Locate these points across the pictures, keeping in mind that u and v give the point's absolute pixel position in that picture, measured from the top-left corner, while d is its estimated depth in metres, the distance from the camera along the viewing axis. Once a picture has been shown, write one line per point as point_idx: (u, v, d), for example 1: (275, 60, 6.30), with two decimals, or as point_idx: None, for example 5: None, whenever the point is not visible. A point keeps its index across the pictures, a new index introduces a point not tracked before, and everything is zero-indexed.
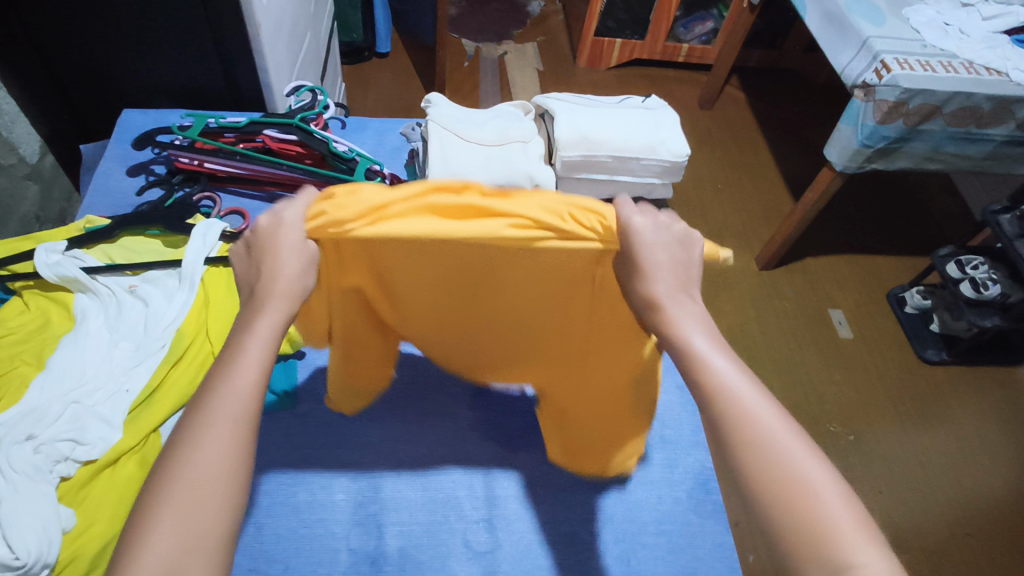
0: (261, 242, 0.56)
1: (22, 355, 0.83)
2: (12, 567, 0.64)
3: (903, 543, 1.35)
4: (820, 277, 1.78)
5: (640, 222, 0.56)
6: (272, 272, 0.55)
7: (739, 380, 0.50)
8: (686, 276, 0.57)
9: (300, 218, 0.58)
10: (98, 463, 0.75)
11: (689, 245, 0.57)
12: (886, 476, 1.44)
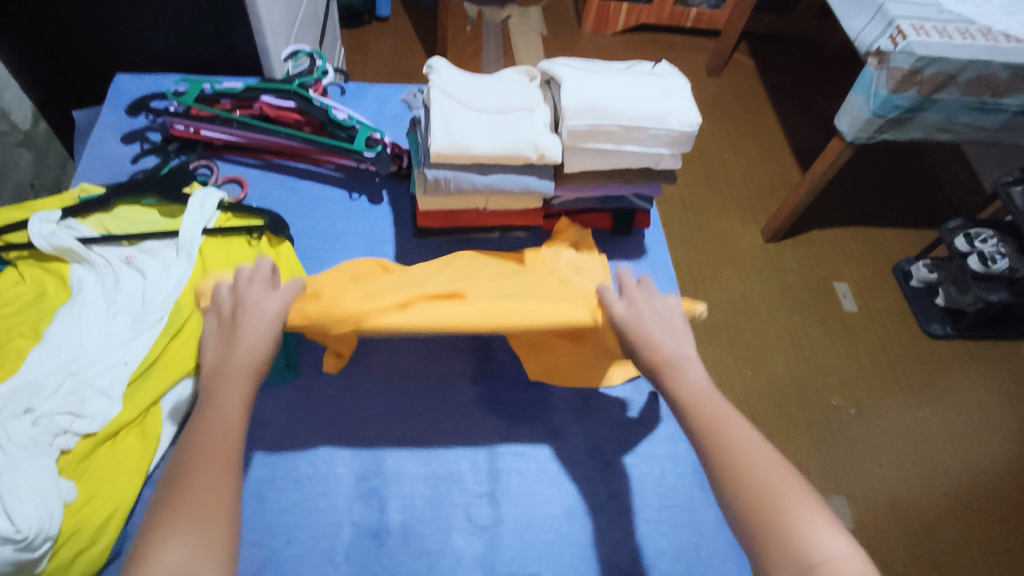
0: (242, 315, 0.69)
1: (19, 327, 0.81)
2: (13, 540, 0.64)
3: (900, 516, 1.36)
4: (826, 250, 1.76)
5: (624, 307, 0.75)
6: (246, 340, 0.67)
7: (711, 391, 0.65)
8: (673, 339, 0.71)
9: (280, 305, 0.72)
10: (98, 436, 0.75)
11: (669, 314, 0.74)
12: (886, 449, 1.44)
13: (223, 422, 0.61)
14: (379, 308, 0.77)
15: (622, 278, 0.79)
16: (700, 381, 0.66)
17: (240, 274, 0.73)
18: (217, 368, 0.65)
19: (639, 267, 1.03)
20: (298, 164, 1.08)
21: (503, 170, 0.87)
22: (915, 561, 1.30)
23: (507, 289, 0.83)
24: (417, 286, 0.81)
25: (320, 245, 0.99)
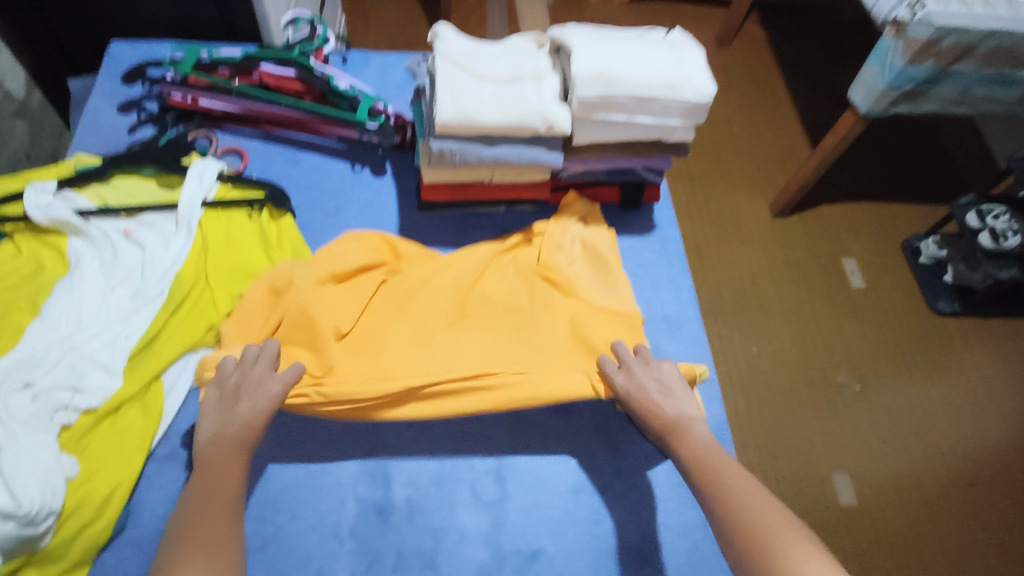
0: (245, 394, 0.71)
1: (17, 301, 0.80)
2: (15, 516, 0.63)
3: (903, 492, 1.36)
4: (835, 225, 1.73)
5: (627, 378, 0.77)
6: (248, 419, 0.70)
7: (714, 446, 0.70)
8: (677, 403, 0.75)
9: (280, 386, 0.73)
10: (98, 411, 0.74)
11: (671, 378, 0.77)
12: (889, 424, 1.44)
13: (229, 475, 0.65)
14: (385, 392, 0.77)
15: (620, 348, 0.80)
16: (704, 439, 0.71)
17: (247, 351, 0.75)
18: (217, 443, 0.68)
19: (647, 242, 1.01)
20: (298, 135, 1.05)
21: (510, 142, 0.84)
22: (915, 537, 1.31)
23: (514, 348, 0.83)
24: (421, 359, 0.81)
25: (322, 219, 0.97)
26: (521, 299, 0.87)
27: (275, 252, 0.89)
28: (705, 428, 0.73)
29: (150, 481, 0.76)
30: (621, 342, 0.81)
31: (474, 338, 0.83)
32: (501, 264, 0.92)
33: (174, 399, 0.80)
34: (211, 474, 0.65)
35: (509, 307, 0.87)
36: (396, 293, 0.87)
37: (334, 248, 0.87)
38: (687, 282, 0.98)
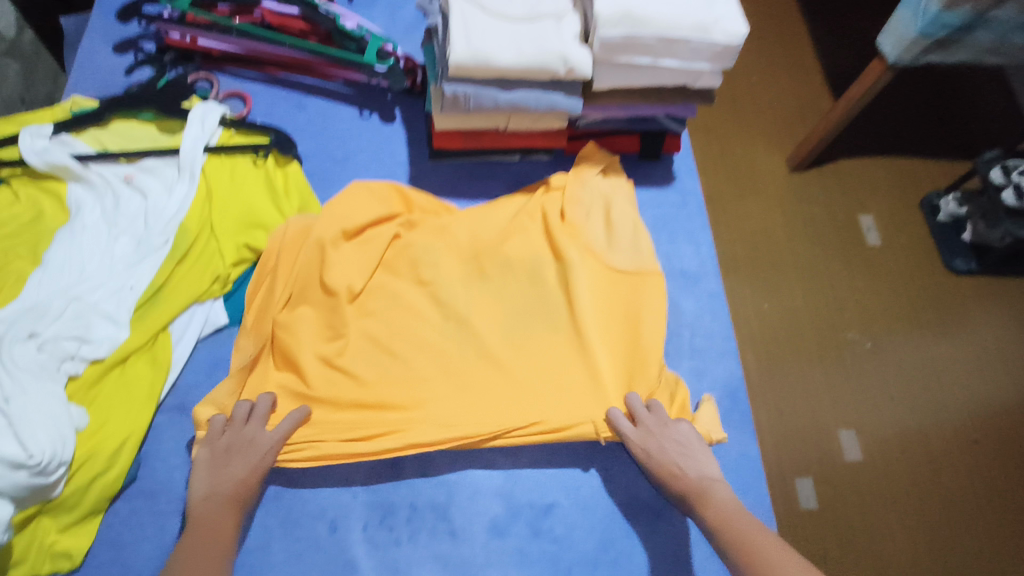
0: (240, 453, 0.69)
1: (17, 249, 0.77)
2: (26, 466, 0.63)
3: (909, 450, 1.36)
4: (852, 179, 1.67)
5: (643, 437, 0.74)
6: (242, 481, 0.68)
7: (740, 509, 0.68)
8: (695, 464, 0.73)
9: (272, 443, 0.70)
10: (106, 361, 0.72)
11: (688, 437, 0.75)
12: (898, 382, 1.43)
13: (223, 533, 0.65)
14: (392, 404, 0.75)
15: (633, 403, 0.77)
16: (727, 501, 0.69)
17: (238, 410, 0.72)
18: (208, 503, 0.66)
19: (666, 194, 0.97)
20: (303, 78, 1.00)
21: (527, 86, 0.80)
22: (918, 493, 1.32)
23: (527, 343, 0.80)
24: (430, 384, 0.77)
25: (330, 166, 0.94)
26: (545, 285, 0.83)
27: (282, 201, 0.86)
28: (727, 486, 0.71)
29: (161, 432, 0.76)
30: (633, 395, 0.78)
31: (487, 321, 0.81)
32: (526, 225, 0.87)
33: (183, 350, 0.78)
34: (206, 530, 0.64)
35: (529, 279, 0.84)
36: (410, 250, 0.85)
37: (341, 204, 0.83)
38: (707, 236, 0.95)
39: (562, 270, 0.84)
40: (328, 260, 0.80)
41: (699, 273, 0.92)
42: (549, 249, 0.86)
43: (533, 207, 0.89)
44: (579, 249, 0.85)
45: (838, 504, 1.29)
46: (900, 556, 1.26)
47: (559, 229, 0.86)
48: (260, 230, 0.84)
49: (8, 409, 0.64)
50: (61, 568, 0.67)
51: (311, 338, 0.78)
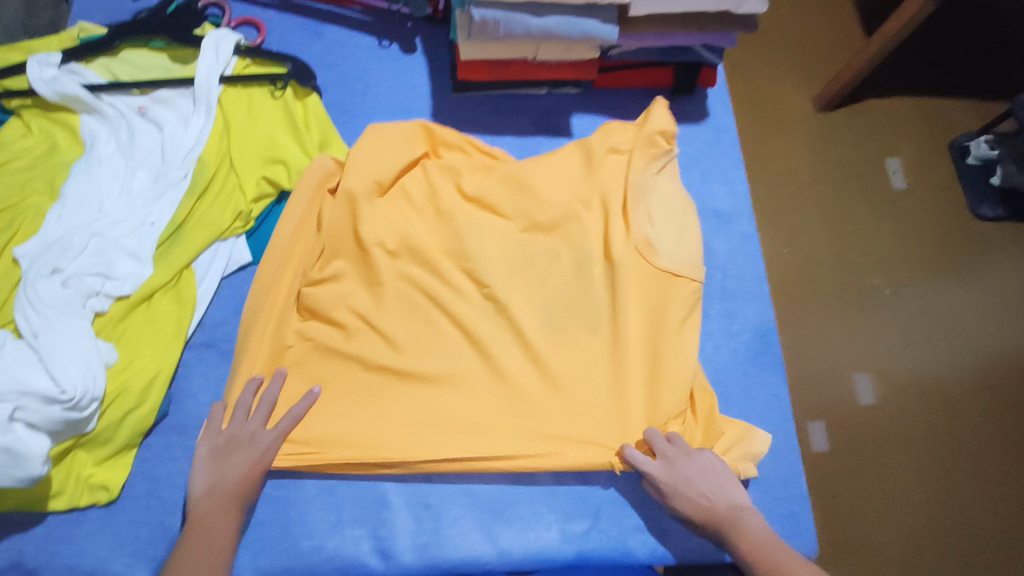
0: (247, 443, 0.69)
1: (33, 182, 0.75)
2: (59, 401, 0.62)
3: (924, 395, 1.36)
4: (882, 121, 1.60)
5: (670, 475, 0.71)
6: (243, 478, 0.68)
7: (773, 538, 0.68)
8: (723, 492, 0.71)
9: (271, 440, 0.70)
10: (131, 298, 0.72)
11: (713, 464, 0.72)
12: (915, 327, 1.42)
13: (223, 531, 0.65)
14: (425, 364, 0.75)
15: (653, 440, 0.73)
16: (761, 530, 0.69)
17: (238, 405, 0.71)
18: (214, 493, 0.67)
19: (699, 132, 0.93)
20: (318, 4, 0.95)
21: (558, 11, 0.75)
22: (931, 436, 1.32)
23: (566, 313, 0.79)
24: (457, 346, 0.77)
25: (351, 100, 0.90)
26: (590, 283, 0.80)
27: (302, 134, 0.83)
28: (757, 512, 0.71)
29: (190, 370, 0.76)
30: (652, 427, 0.74)
31: (516, 282, 0.80)
32: (581, 213, 0.82)
33: (207, 288, 0.77)
34: (206, 527, 0.65)
35: (570, 260, 0.81)
36: (440, 198, 0.82)
37: (371, 157, 0.80)
38: (741, 175, 0.92)
39: (609, 271, 0.80)
40: (360, 215, 0.78)
41: (734, 213, 0.89)
42: (603, 240, 0.81)
43: (593, 192, 0.83)
44: (634, 251, 0.80)
45: (851, 446, 1.30)
46: (911, 497, 1.27)
47: (616, 229, 0.81)
48: (279, 164, 0.81)
49: (37, 344, 0.65)
50: (98, 500, 0.68)
51: (348, 280, 0.78)
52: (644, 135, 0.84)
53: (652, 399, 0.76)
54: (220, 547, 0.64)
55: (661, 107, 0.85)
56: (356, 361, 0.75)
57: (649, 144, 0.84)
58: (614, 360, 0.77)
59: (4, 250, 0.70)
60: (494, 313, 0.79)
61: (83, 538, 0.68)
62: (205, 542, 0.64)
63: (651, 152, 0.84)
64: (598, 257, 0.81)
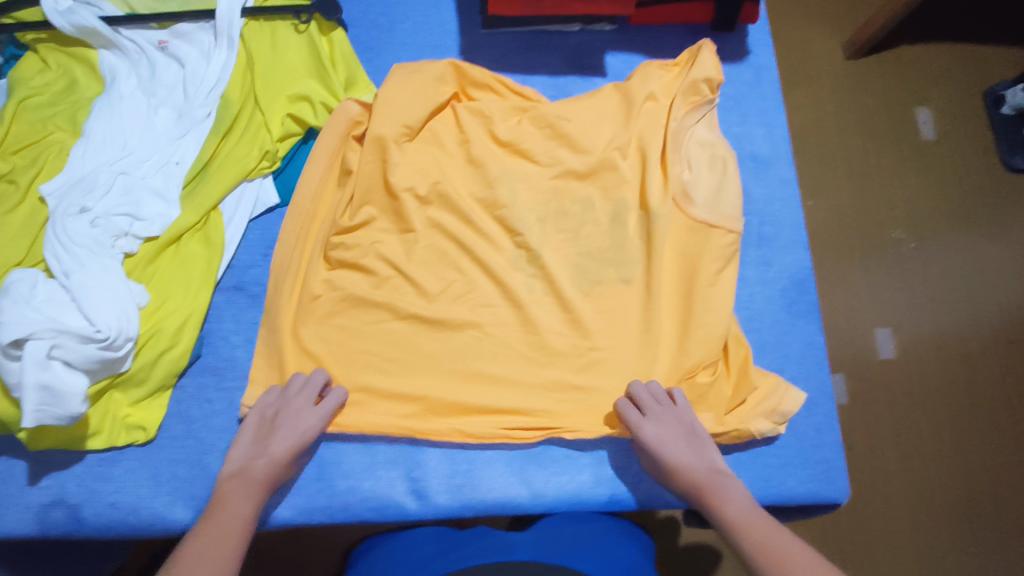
0: (278, 431, 0.67)
1: (55, 118, 0.73)
2: (95, 340, 0.62)
3: (945, 351, 1.31)
4: (913, 66, 1.50)
5: (655, 425, 0.69)
6: (278, 458, 0.66)
7: (749, 503, 0.65)
8: (705, 456, 0.70)
9: (315, 423, 0.68)
10: (161, 240, 0.70)
11: (696, 427, 0.71)
12: (938, 282, 1.36)
13: (245, 507, 0.62)
14: (457, 309, 0.75)
15: (636, 392, 0.72)
16: (739, 495, 0.66)
17: (294, 380, 0.70)
18: (240, 480, 0.64)
19: (738, 72, 0.90)
20: None
21: None
22: (950, 391, 1.28)
23: (600, 259, 0.77)
24: (489, 292, 0.76)
25: (375, 36, 0.87)
26: (624, 232, 0.78)
27: (328, 70, 0.79)
28: (739, 482, 0.68)
29: (221, 312, 0.75)
30: (635, 381, 0.73)
31: (548, 232, 0.78)
32: (618, 160, 0.80)
33: (235, 230, 0.75)
34: (229, 502, 0.62)
35: (604, 208, 0.79)
36: (470, 140, 0.80)
37: (403, 102, 0.78)
38: (781, 116, 0.89)
39: (644, 220, 0.78)
40: (391, 161, 0.76)
41: (772, 158, 0.87)
42: (640, 189, 0.79)
43: (630, 138, 0.81)
44: (671, 204, 0.78)
45: (865, 401, 1.27)
46: (926, 454, 1.24)
47: (654, 181, 0.79)
48: (305, 102, 0.78)
49: (69, 283, 0.64)
50: (136, 440, 0.69)
51: (381, 224, 0.77)
52: (688, 82, 0.81)
53: (688, 344, 0.75)
54: (235, 531, 0.60)
55: (708, 54, 0.82)
56: (388, 305, 0.74)
57: (691, 92, 0.81)
58: (648, 306, 0.75)
59: (30, 187, 0.68)
60: (525, 257, 0.77)
61: (121, 477, 0.68)
62: (228, 516, 0.61)
63: (693, 100, 0.82)
64: (634, 207, 0.79)
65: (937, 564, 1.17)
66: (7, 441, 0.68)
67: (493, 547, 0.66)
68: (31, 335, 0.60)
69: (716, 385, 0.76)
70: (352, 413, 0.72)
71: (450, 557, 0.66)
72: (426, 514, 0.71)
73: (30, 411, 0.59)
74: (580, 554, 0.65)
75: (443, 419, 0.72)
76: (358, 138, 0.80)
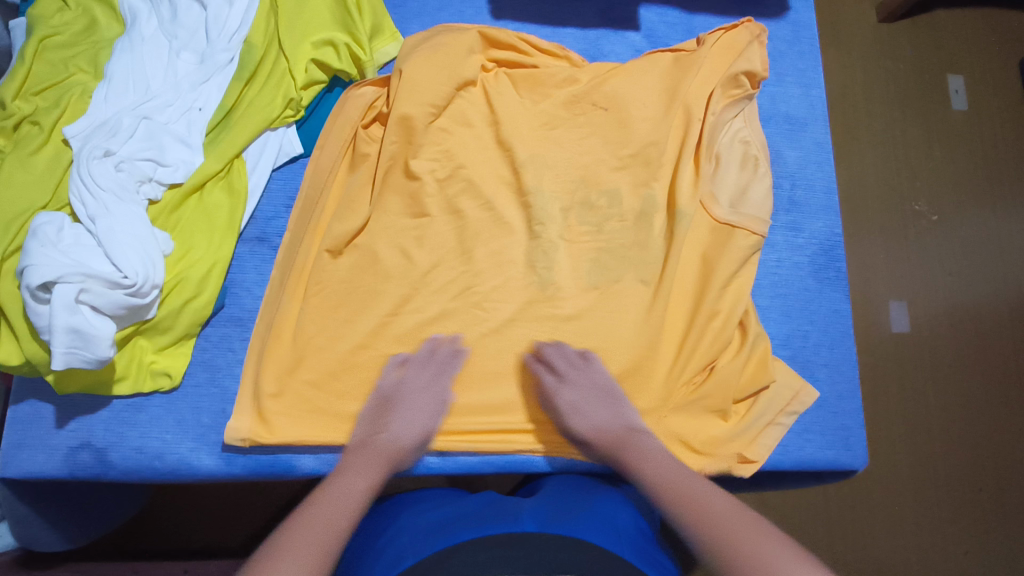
0: (404, 409, 0.68)
1: (76, 59, 0.71)
2: (122, 286, 0.62)
3: (959, 326, 1.29)
4: (946, 33, 1.44)
5: (570, 389, 0.70)
6: (401, 435, 0.66)
7: (665, 455, 0.65)
8: (619, 411, 0.70)
9: (434, 405, 0.69)
10: (184, 187, 0.69)
11: (610, 384, 0.71)
12: (958, 256, 1.33)
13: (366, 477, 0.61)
14: (478, 266, 0.74)
15: (550, 353, 0.72)
16: (655, 447, 0.66)
17: (414, 356, 0.71)
18: (365, 450, 0.65)
19: (776, 28, 0.87)
20: None
21: None
22: (961, 367, 1.27)
23: (624, 220, 0.77)
24: (510, 251, 0.75)
25: None
26: (648, 231, 0.76)
27: (353, 16, 0.77)
28: (654, 436, 0.68)
29: (244, 263, 0.74)
30: (546, 344, 0.73)
31: (571, 223, 0.77)
32: (644, 122, 0.79)
33: (258, 179, 0.74)
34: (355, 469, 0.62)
35: (631, 204, 0.77)
36: (497, 94, 0.78)
37: (432, 58, 0.75)
38: (818, 77, 0.87)
39: (670, 220, 0.76)
40: (416, 143, 0.75)
41: (805, 120, 0.85)
42: (668, 184, 0.77)
43: (658, 100, 0.80)
44: (697, 204, 0.76)
45: (878, 372, 1.24)
46: (934, 429, 1.23)
47: (685, 175, 0.77)
48: (329, 47, 0.76)
49: (96, 228, 0.63)
50: (161, 386, 0.69)
51: (399, 206, 0.75)
52: (728, 75, 0.79)
53: (712, 310, 0.74)
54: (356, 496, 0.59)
55: (758, 49, 0.80)
56: (403, 291, 0.73)
57: (731, 85, 0.79)
58: (670, 270, 0.75)
59: (53, 129, 0.67)
60: (548, 218, 0.76)
61: (147, 422, 0.69)
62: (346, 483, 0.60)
63: (731, 94, 0.80)
64: (662, 206, 0.77)
65: (938, 539, 1.18)
66: (36, 383, 0.69)
67: (501, 513, 0.62)
68: (59, 279, 0.60)
69: (739, 363, 0.74)
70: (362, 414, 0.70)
71: (461, 522, 0.61)
72: (447, 468, 0.72)
73: (60, 353, 0.59)
74: (592, 528, 0.60)
75: (460, 412, 0.71)
76: (364, 127, 0.78)
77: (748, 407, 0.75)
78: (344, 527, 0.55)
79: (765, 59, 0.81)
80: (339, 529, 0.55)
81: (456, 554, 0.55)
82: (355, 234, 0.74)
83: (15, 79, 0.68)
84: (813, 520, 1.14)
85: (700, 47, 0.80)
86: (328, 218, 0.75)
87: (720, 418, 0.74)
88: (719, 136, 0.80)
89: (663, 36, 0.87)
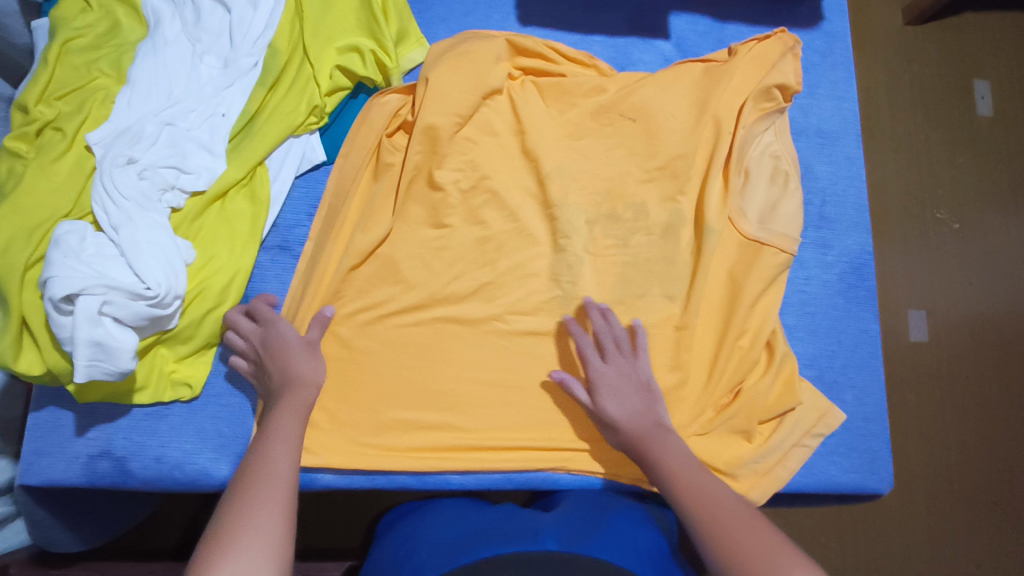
0: (274, 356, 0.65)
1: (100, 63, 0.70)
2: (144, 297, 0.61)
3: (978, 336, 1.27)
4: (973, 37, 1.40)
5: (608, 371, 0.69)
6: (292, 379, 0.64)
7: (692, 462, 0.64)
8: (651, 405, 0.68)
9: (299, 344, 0.66)
10: (206, 194, 0.68)
11: (648, 376, 0.69)
12: (981, 266, 1.30)
13: (288, 426, 0.61)
14: (501, 279, 0.73)
15: (600, 328, 0.70)
16: (682, 450, 0.64)
17: (262, 308, 0.67)
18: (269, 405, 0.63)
19: (810, 38, 0.85)
20: None
21: None
22: (980, 380, 1.25)
23: (650, 235, 0.75)
24: (534, 264, 0.74)
25: None
26: (675, 246, 0.75)
27: (379, 21, 0.76)
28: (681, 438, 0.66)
29: (265, 272, 0.73)
30: (596, 312, 0.71)
31: (596, 236, 0.75)
32: (671, 135, 0.77)
33: (281, 188, 0.73)
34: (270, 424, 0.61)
35: (657, 217, 0.75)
36: (522, 103, 0.77)
37: (457, 66, 0.74)
38: (851, 89, 0.85)
39: (697, 236, 0.75)
40: (440, 153, 0.73)
41: (837, 134, 0.83)
42: (696, 199, 0.76)
43: (686, 112, 0.78)
44: (725, 220, 0.75)
45: (895, 382, 1.22)
46: (949, 440, 1.21)
47: (714, 190, 0.75)
48: (355, 53, 0.75)
49: (119, 238, 0.62)
50: (181, 396, 0.68)
51: (422, 216, 0.74)
52: (760, 87, 0.77)
53: (738, 330, 0.73)
54: (286, 450, 0.59)
55: (791, 61, 0.79)
56: (426, 303, 0.72)
57: (764, 98, 0.78)
58: (696, 287, 0.73)
59: (76, 135, 0.66)
60: (572, 231, 0.75)
61: (167, 432, 0.68)
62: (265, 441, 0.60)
63: (763, 107, 0.78)
64: (689, 220, 0.75)
65: (950, 550, 1.17)
66: (57, 390, 0.68)
67: (519, 530, 0.60)
68: (82, 291, 0.59)
69: (765, 384, 0.73)
70: (384, 427, 0.70)
71: (483, 537, 0.60)
72: (467, 485, 0.72)
73: (82, 365, 0.58)
74: (610, 548, 0.59)
75: (481, 426, 0.71)
76: (389, 136, 0.76)
77: (773, 428, 0.74)
78: (284, 485, 0.56)
79: (797, 70, 0.79)
80: (280, 486, 0.55)
81: (479, 564, 0.53)
82: (377, 245, 0.72)
83: (37, 83, 0.67)
84: (826, 534, 1.13)
85: (732, 57, 0.78)
86: (350, 230, 0.74)
87: (745, 438, 0.73)
88: (749, 150, 0.78)
89: (693, 45, 0.85)
